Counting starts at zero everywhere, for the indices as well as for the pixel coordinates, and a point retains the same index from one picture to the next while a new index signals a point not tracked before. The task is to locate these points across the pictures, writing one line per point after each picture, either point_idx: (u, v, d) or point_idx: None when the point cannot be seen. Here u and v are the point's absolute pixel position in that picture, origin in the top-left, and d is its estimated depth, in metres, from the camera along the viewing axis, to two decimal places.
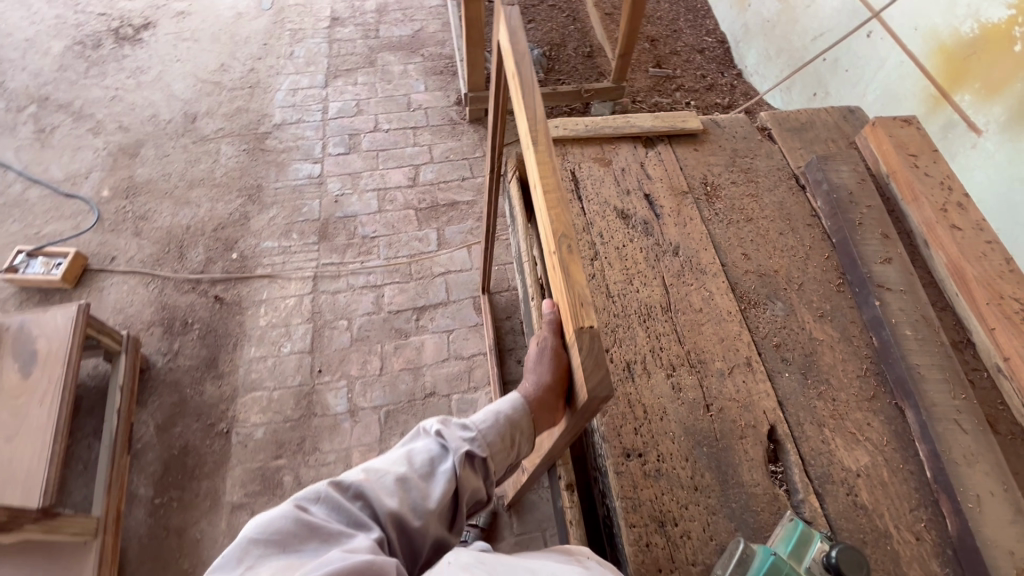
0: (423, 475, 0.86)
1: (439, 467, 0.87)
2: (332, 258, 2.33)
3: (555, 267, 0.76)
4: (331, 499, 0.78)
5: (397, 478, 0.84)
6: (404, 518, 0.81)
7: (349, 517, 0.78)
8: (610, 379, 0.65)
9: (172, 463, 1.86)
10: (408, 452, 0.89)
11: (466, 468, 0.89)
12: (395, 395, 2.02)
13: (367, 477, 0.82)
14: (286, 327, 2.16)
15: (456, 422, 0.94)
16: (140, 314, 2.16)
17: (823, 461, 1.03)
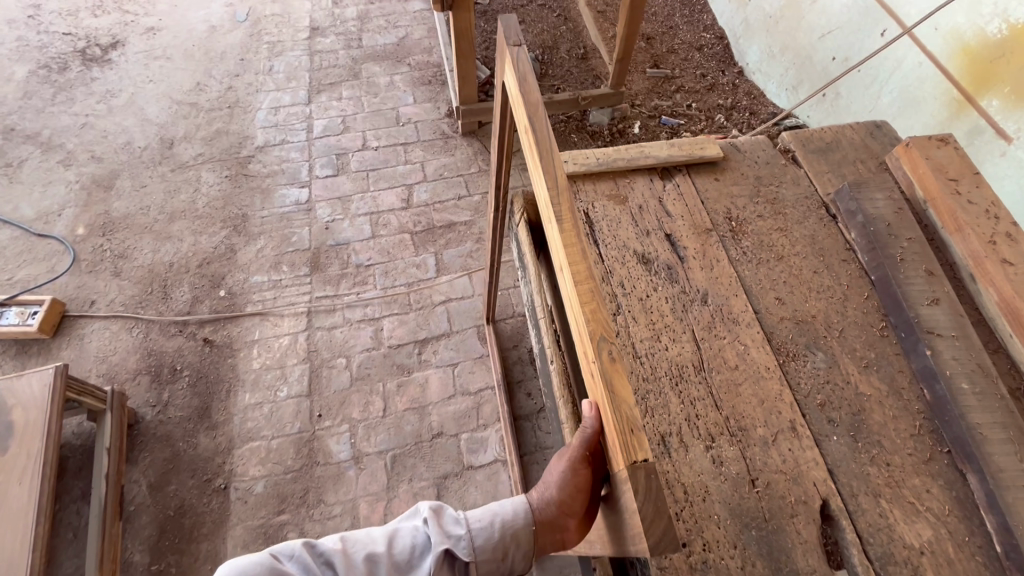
0: (397, 564, 0.79)
1: (416, 562, 0.80)
2: (326, 291, 2.21)
3: (595, 379, 0.65)
4: (303, 559, 0.77)
5: (370, 559, 0.79)
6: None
7: None
8: (675, 528, 0.55)
9: (167, 526, 1.75)
10: (393, 529, 0.83)
11: (442, 569, 0.80)
12: (400, 438, 1.92)
13: (343, 547, 0.79)
14: (282, 368, 2.04)
15: (451, 514, 0.85)
16: (125, 362, 2.04)
17: (883, 538, 0.93)
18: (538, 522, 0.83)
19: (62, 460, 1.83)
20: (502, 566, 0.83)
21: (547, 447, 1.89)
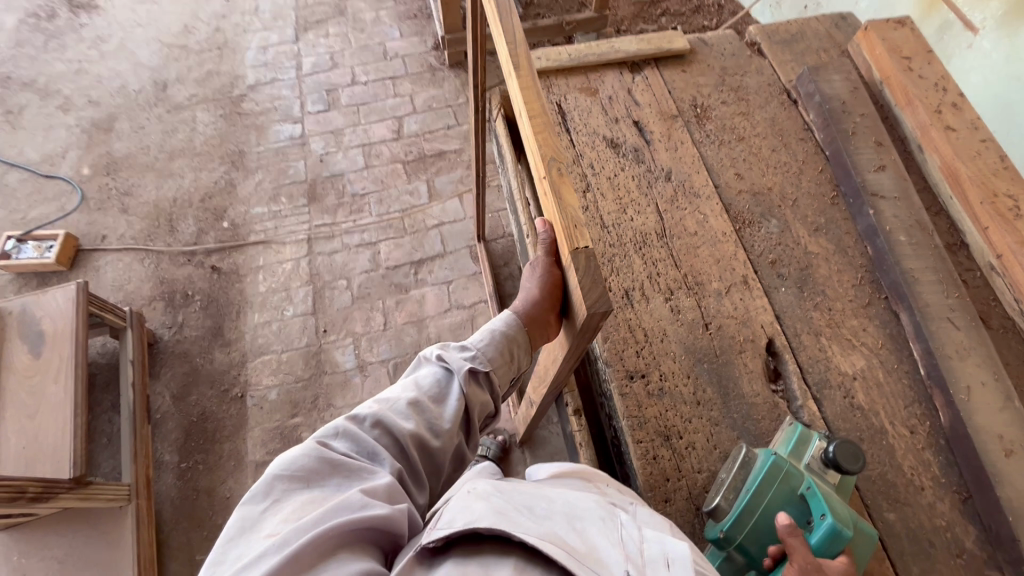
0: (435, 397, 0.81)
1: (448, 390, 0.82)
2: (324, 219, 2.31)
3: (546, 192, 0.76)
4: (350, 431, 0.74)
5: (409, 402, 0.79)
6: (424, 439, 0.77)
7: (369, 449, 0.73)
8: (609, 295, 0.67)
9: (193, 430, 1.92)
10: (415, 377, 0.83)
11: (474, 385, 0.84)
12: (401, 348, 2.06)
13: (381, 406, 0.77)
14: (287, 291, 2.17)
15: (455, 345, 0.88)
16: (140, 290, 2.17)
17: (820, 367, 1.06)
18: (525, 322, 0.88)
19: (90, 376, 1.98)
20: (514, 368, 0.89)
21: None
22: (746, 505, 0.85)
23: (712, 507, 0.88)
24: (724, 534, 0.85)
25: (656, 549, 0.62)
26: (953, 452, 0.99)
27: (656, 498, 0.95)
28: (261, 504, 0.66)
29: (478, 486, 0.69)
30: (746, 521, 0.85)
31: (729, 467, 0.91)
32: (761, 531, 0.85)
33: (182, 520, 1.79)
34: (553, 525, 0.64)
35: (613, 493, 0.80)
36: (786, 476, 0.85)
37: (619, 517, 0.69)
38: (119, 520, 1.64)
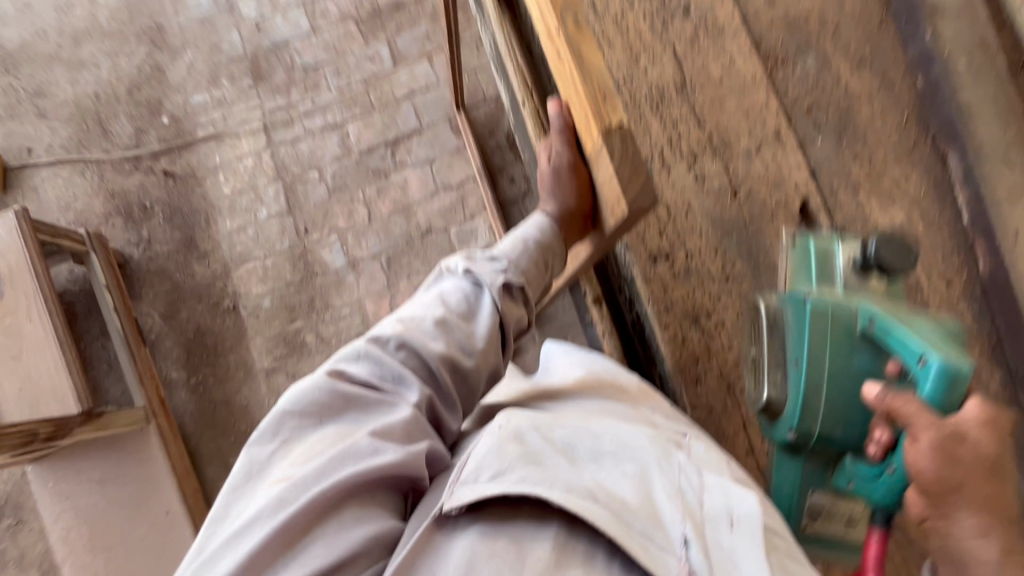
0: (464, 314, 0.73)
1: (478, 305, 0.74)
2: (278, 102, 2.01)
3: (560, 57, 0.63)
4: (369, 355, 0.67)
5: (436, 321, 0.70)
6: (456, 361, 0.69)
7: (393, 375, 0.67)
8: (651, 187, 0.61)
9: (193, 346, 1.87)
10: (439, 292, 0.75)
11: (507, 298, 0.76)
12: (391, 240, 1.93)
13: (405, 327, 0.69)
14: (255, 191, 1.96)
15: (481, 255, 0.78)
16: (92, 206, 1.96)
17: (857, 226, 0.97)
18: (562, 226, 0.83)
19: (68, 305, 1.87)
20: (548, 278, 0.81)
21: None
22: (808, 387, 0.77)
23: (766, 402, 0.82)
24: (798, 432, 0.79)
25: (720, 505, 0.63)
26: (989, 300, 0.95)
27: (687, 379, 0.92)
28: (271, 443, 0.61)
29: (517, 424, 0.67)
30: (818, 402, 0.77)
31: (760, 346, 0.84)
32: (840, 406, 0.77)
33: (206, 430, 1.83)
34: (602, 478, 0.64)
35: (664, 424, 0.80)
36: (835, 326, 0.76)
37: (676, 459, 0.69)
38: (143, 441, 1.67)
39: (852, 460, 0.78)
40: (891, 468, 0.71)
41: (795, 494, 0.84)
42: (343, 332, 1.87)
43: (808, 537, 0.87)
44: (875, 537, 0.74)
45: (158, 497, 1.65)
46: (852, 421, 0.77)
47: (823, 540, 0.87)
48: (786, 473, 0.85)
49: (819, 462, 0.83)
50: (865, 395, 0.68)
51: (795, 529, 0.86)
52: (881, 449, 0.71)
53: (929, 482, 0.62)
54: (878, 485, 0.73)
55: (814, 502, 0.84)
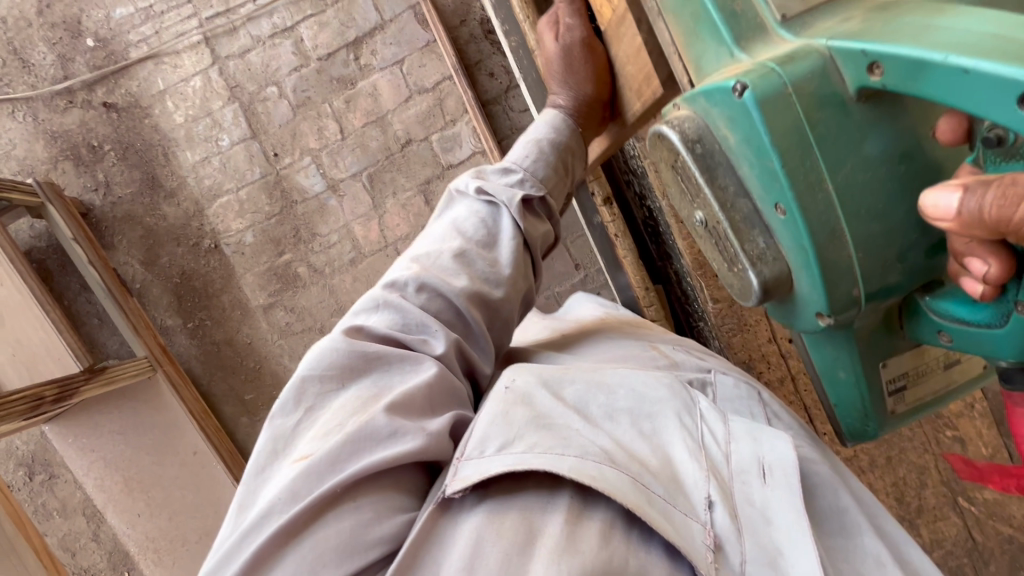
0: (483, 243, 0.69)
1: (497, 230, 0.69)
2: (215, 6, 1.75)
3: None
4: (389, 304, 0.64)
5: (455, 254, 0.67)
6: (483, 293, 0.66)
7: (414, 321, 0.63)
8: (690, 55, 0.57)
9: (182, 291, 1.80)
10: (454, 222, 0.70)
11: (529, 216, 0.70)
12: (369, 156, 1.79)
13: (421, 266, 0.66)
14: (211, 116, 1.78)
15: (492, 169, 0.72)
16: (34, 152, 1.77)
17: None
18: (578, 123, 0.74)
19: (38, 262, 1.76)
20: (570, 183, 0.75)
21: (524, 128, 1.79)
22: (818, 240, 0.49)
23: (762, 290, 0.54)
24: (835, 310, 0.53)
25: (750, 455, 0.60)
26: None
27: (707, 276, 0.87)
28: (294, 414, 0.58)
29: (525, 383, 0.59)
30: (844, 247, 0.49)
31: (711, 204, 0.55)
32: (882, 232, 0.49)
33: (216, 371, 1.82)
34: (621, 436, 0.57)
35: (679, 356, 0.79)
36: (811, 107, 0.46)
37: (695, 404, 0.64)
38: (153, 389, 1.67)
39: (934, 300, 0.54)
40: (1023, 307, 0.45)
41: (858, 381, 0.61)
42: (335, 261, 1.81)
43: (904, 414, 0.64)
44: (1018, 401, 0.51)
45: (183, 439, 1.68)
46: (910, 245, 0.50)
47: (923, 407, 0.64)
48: (831, 357, 0.62)
49: (876, 322, 0.58)
50: (944, 221, 0.40)
51: (880, 421, 0.64)
52: (991, 286, 0.45)
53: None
54: (1005, 336, 0.48)
55: (888, 374, 0.61)
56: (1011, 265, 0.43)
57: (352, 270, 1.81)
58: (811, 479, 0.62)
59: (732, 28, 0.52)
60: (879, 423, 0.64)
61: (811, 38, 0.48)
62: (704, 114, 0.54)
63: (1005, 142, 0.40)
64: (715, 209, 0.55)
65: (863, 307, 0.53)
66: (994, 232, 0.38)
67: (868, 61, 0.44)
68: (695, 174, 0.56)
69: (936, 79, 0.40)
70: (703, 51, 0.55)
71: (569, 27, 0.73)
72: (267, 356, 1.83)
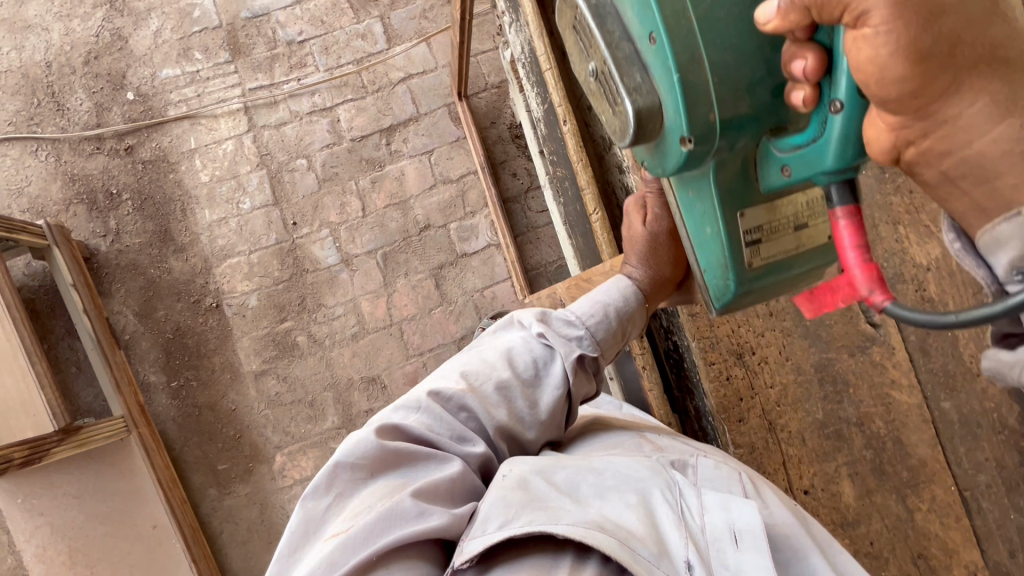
0: (528, 381, 0.70)
1: (546, 372, 0.71)
2: (259, 79, 1.85)
3: None
4: (431, 411, 0.65)
5: (499, 386, 0.68)
6: (516, 433, 0.67)
7: (453, 433, 0.64)
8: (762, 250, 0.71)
9: (173, 347, 1.75)
10: (507, 350, 0.72)
11: (579, 372, 0.73)
12: (387, 236, 1.83)
13: (468, 386, 0.67)
14: (236, 179, 1.81)
15: (556, 315, 0.75)
16: (48, 192, 1.76)
17: (895, 261, 0.98)
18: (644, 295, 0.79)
19: (29, 302, 1.71)
20: (624, 343, 0.78)
21: (539, 227, 1.88)
22: (680, 60, 0.51)
23: (636, 120, 0.55)
24: (696, 133, 0.53)
25: (721, 523, 0.60)
26: None
27: (730, 419, 0.91)
28: (326, 498, 0.59)
29: (521, 468, 0.61)
30: (702, 71, 0.51)
31: (601, 48, 0.58)
32: (733, 61, 0.51)
33: (192, 437, 1.73)
34: (609, 510, 0.59)
35: (666, 443, 0.75)
36: None
37: (674, 480, 0.64)
38: (124, 451, 1.57)
39: (779, 139, 0.53)
40: (836, 104, 0.45)
41: (721, 236, 0.61)
42: (336, 334, 1.79)
43: (758, 272, 0.62)
44: (842, 214, 0.47)
45: (144, 510, 1.56)
46: (758, 80, 0.51)
47: (775, 266, 0.62)
48: (698, 212, 0.63)
49: (736, 170, 0.57)
50: (766, 24, 0.43)
51: (737, 273, 0.62)
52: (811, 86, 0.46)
53: (905, 79, 0.36)
54: (826, 140, 0.47)
55: (746, 224, 0.60)
56: (822, 56, 0.44)
57: (352, 345, 1.79)
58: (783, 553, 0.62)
59: None
60: (737, 276, 0.62)
61: None
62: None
63: None
64: (602, 51, 0.58)
65: (718, 140, 0.54)
66: (808, 14, 0.40)
67: None
68: (591, 24, 0.58)
69: None
70: None
71: (657, 215, 0.80)
72: (250, 425, 1.75)
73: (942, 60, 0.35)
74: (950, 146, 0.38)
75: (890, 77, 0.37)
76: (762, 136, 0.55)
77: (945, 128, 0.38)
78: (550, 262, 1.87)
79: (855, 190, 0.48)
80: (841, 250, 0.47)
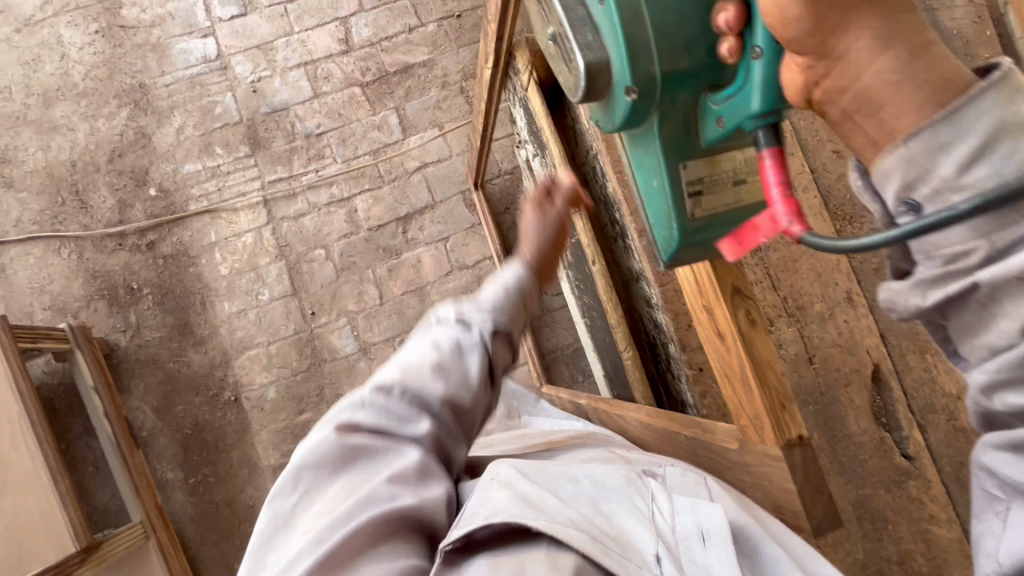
0: (459, 360, 0.63)
1: (473, 346, 0.63)
2: (279, 172, 1.89)
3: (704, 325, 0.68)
4: (372, 403, 0.60)
5: (433, 368, 0.61)
6: (457, 411, 0.62)
7: (393, 422, 0.59)
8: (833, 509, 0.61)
9: (191, 443, 1.74)
10: (433, 333, 0.65)
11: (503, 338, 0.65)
12: (404, 323, 1.85)
13: (401, 373, 0.61)
14: (255, 271, 1.83)
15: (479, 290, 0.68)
16: (70, 289, 1.78)
17: (925, 391, 0.98)
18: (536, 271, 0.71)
19: (47, 401, 1.71)
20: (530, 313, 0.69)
21: (555, 310, 1.90)
22: (624, 17, 0.51)
23: (586, 73, 0.55)
24: (640, 85, 0.52)
25: (689, 523, 0.60)
26: None
27: None
28: (290, 497, 0.55)
29: (506, 474, 0.61)
30: (642, 24, 0.50)
31: (557, 13, 0.57)
32: (671, 17, 0.50)
33: (209, 535, 1.70)
34: (585, 510, 0.57)
35: (641, 460, 0.79)
36: None
37: (646, 488, 0.66)
38: (144, 559, 1.56)
39: (716, 92, 0.52)
40: (756, 50, 0.45)
41: (665, 184, 0.57)
42: None
43: (701, 226, 0.58)
44: (767, 154, 0.46)
45: None
46: (693, 39, 0.50)
47: (718, 221, 0.58)
48: (646, 162, 0.59)
49: (678, 122, 0.55)
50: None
51: (679, 222, 0.58)
52: (735, 36, 0.46)
53: (803, 27, 0.38)
54: (749, 83, 0.46)
55: (686, 176, 0.57)
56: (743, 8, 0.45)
57: None
58: (749, 546, 0.59)
59: None
60: (679, 227, 0.58)
61: None
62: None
63: None
64: (558, 14, 0.57)
65: (660, 91, 0.52)
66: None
67: None
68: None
69: None
70: None
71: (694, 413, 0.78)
72: None
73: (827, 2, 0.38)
74: (846, 81, 0.39)
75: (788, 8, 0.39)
76: (700, 92, 0.53)
77: (840, 66, 0.39)
78: (567, 345, 1.87)
79: (778, 133, 0.47)
80: (765, 188, 0.45)
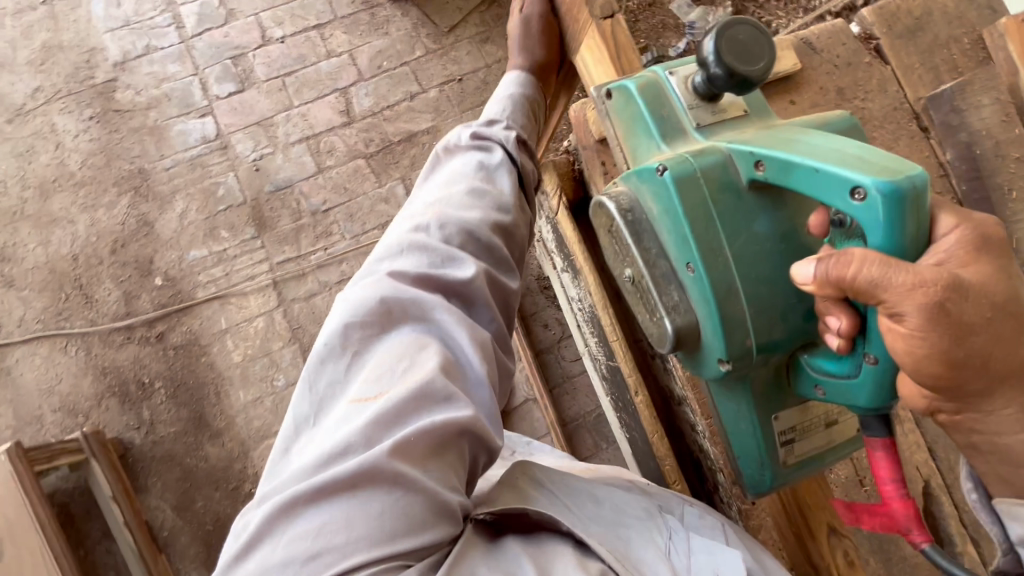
0: (442, 264, 0.69)
1: (458, 254, 0.70)
2: (286, 252, 1.85)
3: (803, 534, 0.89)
4: (377, 301, 0.64)
5: (420, 276, 0.67)
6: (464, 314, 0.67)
7: (394, 321, 0.63)
8: None
9: (213, 540, 1.69)
10: (418, 242, 0.70)
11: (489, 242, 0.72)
12: None
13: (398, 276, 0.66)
14: (269, 356, 1.80)
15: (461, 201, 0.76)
16: (79, 388, 1.73)
17: None
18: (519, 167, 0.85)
19: (64, 506, 1.67)
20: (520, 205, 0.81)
21: (576, 376, 1.87)
22: (719, 295, 0.64)
23: (676, 336, 0.68)
24: (733, 358, 0.67)
25: (707, 567, 0.71)
26: None
27: None
28: (323, 378, 0.60)
29: (535, 474, 0.72)
30: (738, 304, 0.64)
31: (637, 262, 0.70)
32: (766, 293, 0.65)
33: None
34: (602, 528, 0.69)
35: (654, 490, 0.86)
36: (716, 191, 0.64)
37: (666, 524, 0.76)
38: None
39: (812, 359, 0.68)
40: (869, 357, 0.60)
41: (756, 431, 0.74)
42: None
43: (792, 467, 0.77)
44: (880, 446, 0.64)
45: None
46: (789, 308, 0.65)
47: (807, 461, 0.77)
48: (733, 410, 0.75)
49: (768, 376, 0.72)
50: (807, 284, 0.55)
51: (774, 468, 0.76)
52: (843, 341, 0.60)
53: (937, 370, 0.52)
54: (862, 383, 0.61)
55: (780, 425, 0.74)
56: (854, 319, 0.58)
57: None
58: None
59: (661, 127, 0.70)
60: (774, 470, 0.76)
61: (717, 141, 0.67)
62: (636, 189, 0.69)
63: (843, 225, 0.59)
64: (639, 265, 0.70)
65: (755, 358, 0.67)
66: (838, 289, 0.53)
67: (754, 158, 0.62)
68: (626, 236, 0.70)
69: (800, 174, 0.59)
70: (638, 144, 0.73)
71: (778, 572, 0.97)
72: None
73: (967, 364, 0.51)
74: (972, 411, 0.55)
75: (923, 359, 0.52)
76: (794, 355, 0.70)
77: (971, 397, 0.54)
78: (591, 413, 1.84)
79: (885, 421, 0.64)
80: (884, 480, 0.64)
